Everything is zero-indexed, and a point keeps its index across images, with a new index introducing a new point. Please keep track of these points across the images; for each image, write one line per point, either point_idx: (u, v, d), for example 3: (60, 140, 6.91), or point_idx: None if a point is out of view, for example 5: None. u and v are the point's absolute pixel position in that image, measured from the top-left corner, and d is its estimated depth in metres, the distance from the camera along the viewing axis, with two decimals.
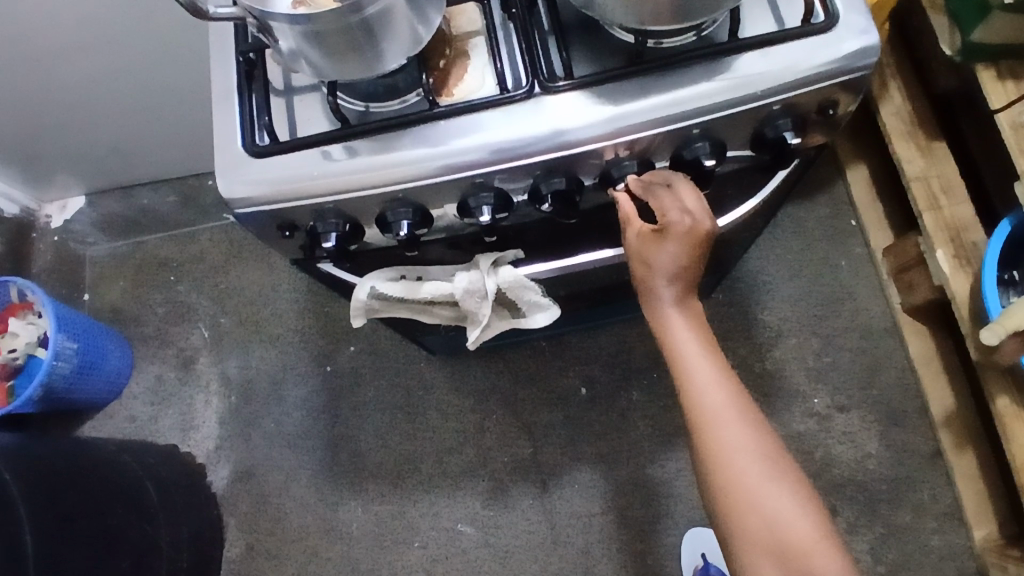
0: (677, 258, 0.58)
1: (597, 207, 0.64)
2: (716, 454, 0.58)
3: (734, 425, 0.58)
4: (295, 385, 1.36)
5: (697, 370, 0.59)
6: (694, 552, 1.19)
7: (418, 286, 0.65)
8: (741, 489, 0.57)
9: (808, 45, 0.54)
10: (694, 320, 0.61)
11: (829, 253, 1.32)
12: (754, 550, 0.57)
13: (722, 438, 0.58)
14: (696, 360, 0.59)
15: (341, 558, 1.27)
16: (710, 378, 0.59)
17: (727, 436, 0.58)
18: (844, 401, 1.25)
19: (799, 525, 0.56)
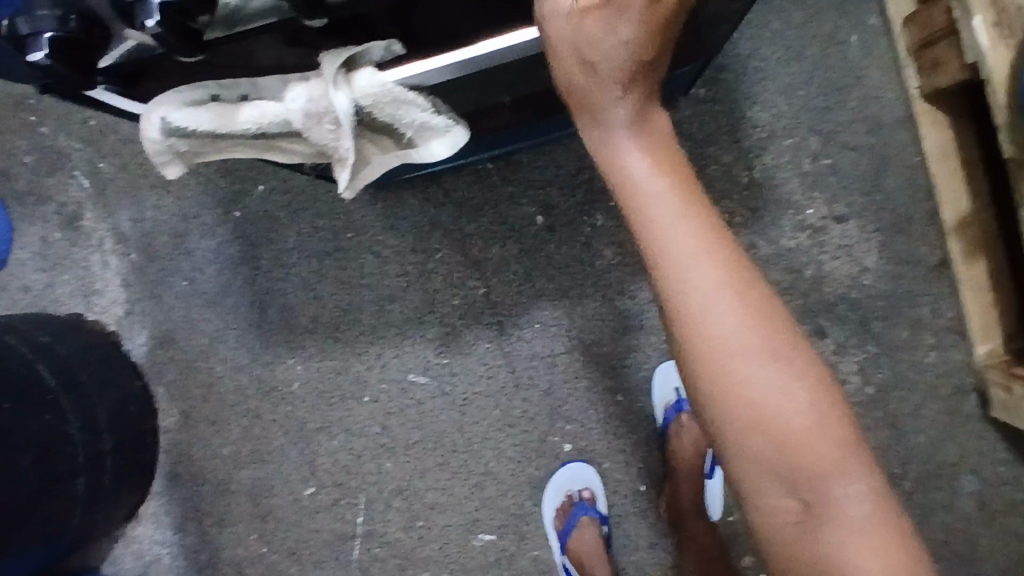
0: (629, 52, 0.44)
1: None
2: (681, 313, 0.48)
3: (713, 287, 0.48)
4: (203, 236, 1.16)
5: (655, 207, 0.49)
6: (667, 388, 1.10)
7: (234, 112, 0.44)
8: (734, 374, 0.48)
9: None
10: (653, 146, 0.50)
11: (836, 27, 1.05)
12: (740, 436, 0.49)
13: (688, 294, 0.48)
14: (654, 196, 0.49)
15: (287, 418, 1.16)
16: (683, 227, 0.49)
17: (694, 290, 0.48)
18: (843, 210, 1.07)
19: (780, 392, 0.48)
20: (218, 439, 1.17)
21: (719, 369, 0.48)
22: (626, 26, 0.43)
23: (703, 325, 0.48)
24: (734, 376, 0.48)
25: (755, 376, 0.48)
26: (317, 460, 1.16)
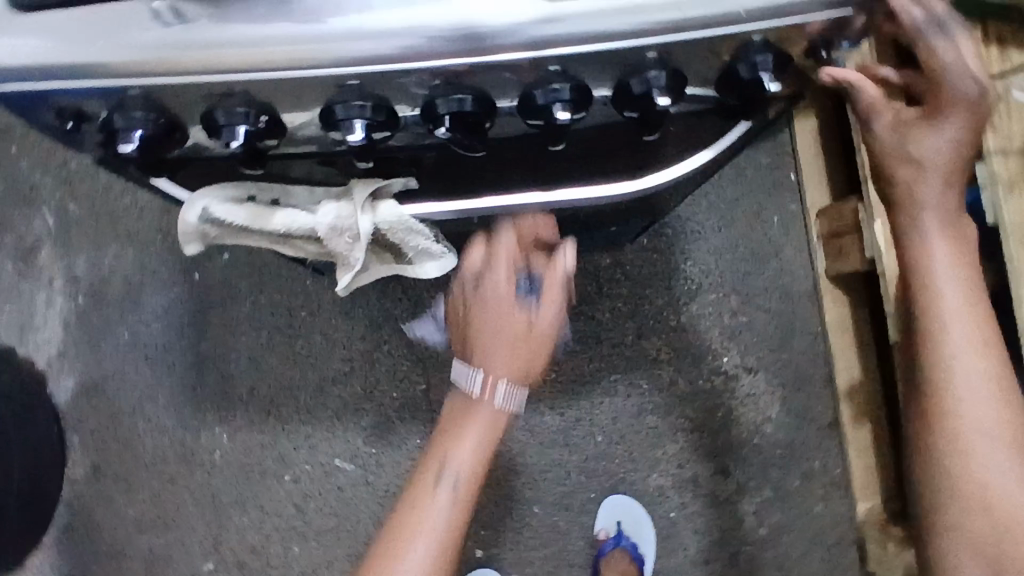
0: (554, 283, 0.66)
1: (505, 137, 0.51)
2: (949, 392, 0.61)
3: (977, 379, 0.60)
4: (156, 291, 1.18)
5: (948, 300, 0.58)
6: (610, 519, 1.16)
7: (269, 215, 0.50)
8: (965, 433, 0.61)
9: None
10: (959, 243, 0.57)
11: (763, 206, 1.23)
12: (963, 502, 0.62)
13: (960, 380, 0.60)
14: (953, 293, 0.57)
15: (202, 486, 1.15)
16: (969, 331, 0.59)
17: (965, 378, 0.60)
18: (753, 363, 1.20)
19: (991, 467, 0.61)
20: (125, 498, 1.14)
21: (960, 434, 0.61)
22: (935, 171, 0.53)
23: (955, 406, 0.61)
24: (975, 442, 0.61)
25: (986, 439, 0.61)
26: (225, 534, 1.14)
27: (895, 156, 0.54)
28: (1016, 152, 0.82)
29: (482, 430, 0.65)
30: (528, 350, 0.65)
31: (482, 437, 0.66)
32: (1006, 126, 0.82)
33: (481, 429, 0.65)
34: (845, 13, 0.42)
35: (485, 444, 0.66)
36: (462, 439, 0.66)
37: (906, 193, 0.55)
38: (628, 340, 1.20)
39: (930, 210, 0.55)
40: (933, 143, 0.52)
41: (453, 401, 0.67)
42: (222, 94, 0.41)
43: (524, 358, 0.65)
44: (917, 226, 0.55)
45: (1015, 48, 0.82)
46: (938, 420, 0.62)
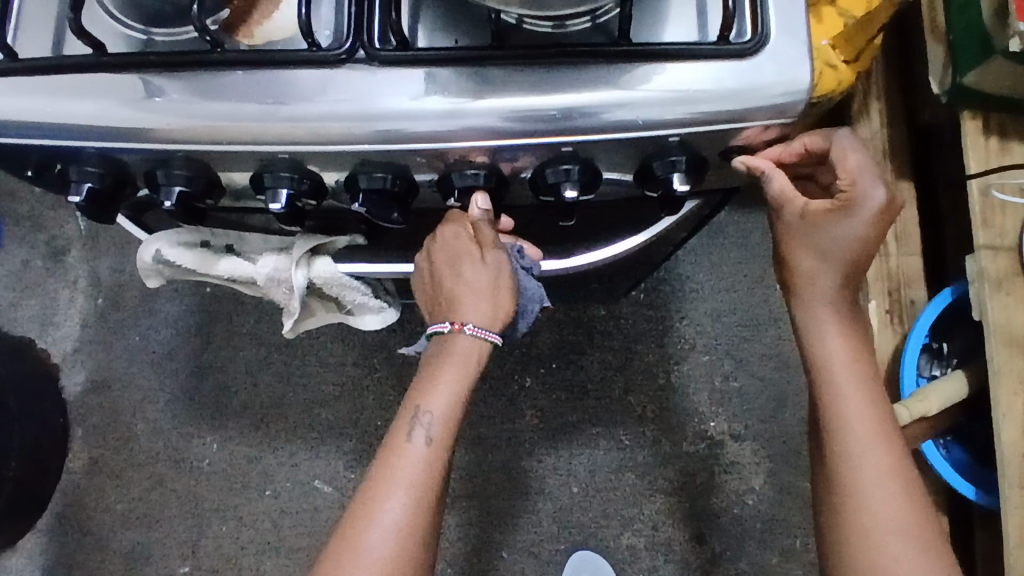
0: (478, 286, 0.54)
1: (436, 202, 0.53)
2: (844, 484, 0.57)
3: (875, 477, 0.56)
4: (169, 299, 1.24)
5: (838, 384, 0.57)
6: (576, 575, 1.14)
7: (215, 262, 0.55)
8: (870, 528, 0.56)
9: (715, 72, 0.42)
10: (850, 331, 0.58)
11: (766, 271, 1.21)
12: None
13: (855, 472, 0.57)
14: (843, 376, 0.57)
15: (187, 491, 1.20)
16: (864, 420, 0.57)
17: (860, 470, 0.56)
18: (740, 431, 1.18)
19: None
20: (115, 494, 1.20)
21: (865, 528, 0.56)
22: (834, 260, 0.56)
23: (854, 503, 0.56)
24: (880, 540, 0.55)
25: (892, 530, 0.55)
26: (201, 541, 1.18)
27: (798, 242, 0.57)
28: (1007, 249, 0.80)
29: (420, 471, 0.54)
30: (471, 363, 0.55)
31: (417, 483, 0.54)
32: (999, 222, 0.80)
33: (416, 469, 0.54)
34: (750, 124, 0.44)
35: (424, 491, 0.54)
36: (395, 487, 0.54)
37: (803, 279, 0.57)
38: (615, 393, 1.20)
39: (819, 297, 0.58)
40: (834, 230, 0.55)
41: (388, 439, 0.56)
42: (163, 159, 0.47)
43: (466, 378, 0.55)
44: (808, 314, 0.58)
45: (1016, 140, 0.81)
46: (838, 517, 0.57)
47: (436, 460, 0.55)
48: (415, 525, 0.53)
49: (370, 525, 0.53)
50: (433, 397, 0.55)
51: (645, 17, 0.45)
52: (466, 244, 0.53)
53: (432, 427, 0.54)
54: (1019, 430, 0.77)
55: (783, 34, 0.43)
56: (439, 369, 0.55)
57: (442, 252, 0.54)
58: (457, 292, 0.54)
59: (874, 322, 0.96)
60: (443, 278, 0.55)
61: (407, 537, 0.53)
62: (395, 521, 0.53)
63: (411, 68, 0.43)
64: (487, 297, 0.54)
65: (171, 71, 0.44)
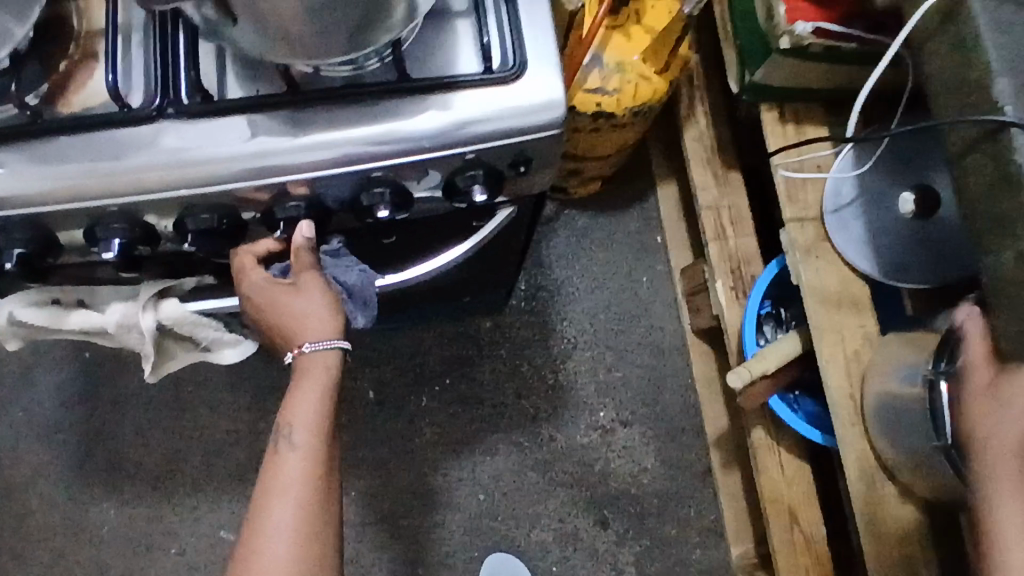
0: (308, 308, 0.56)
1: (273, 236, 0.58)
2: None
3: None
4: (46, 368, 1.21)
5: None
6: None
7: (64, 317, 0.57)
8: None
9: (487, 96, 0.49)
10: None
11: (632, 267, 1.31)
12: None
13: None
14: None
15: (86, 563, 1.16)
16: None
17: None
18: (628, 416, 1.26)
19: None
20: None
21: None
22: None
23: None
24: None
25: None
26: None
27: None
28: (811, 220, 0.90)
29: (300, 477, 0.53)
30: (330, 371, 0.56)
31: (299, 489, 0.53)
32: (803, 197, 0.91)
33: (295, 477, 0.53)
34: (526, 138, 0.50)
35: (309, 496, 0.53)
36: (278, 500, 0.52)
37: None
38: (509, 399, 1.26)
39: None
40: None
41: (266, 460, 0.55)
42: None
43: (327, 383, 0.56)
44: None
45: (809, 125, 0.93)
46: None
47: (311, 464, 0.54)
48: (306, 523, 0.52)
49: (262, 539, 0.51)
50: (293, 406, 0.55)
51: (432, 56, 0.51)
52: (266, 292, 0.55)
53: (298, 434, 0.54)
54: (843, 377, 0.86)
55: (540, 58, 0.50)
56: (296, 387, 0.55)
57: (255, 305, 0.56)
58: (282, 328, 0.56)
59: (722, 301, 1.06)
60: (268, 323, 0.57)
61: (301, 541, 0.52)
62: (285, 528, 0.52)
63: (221, 117, 0.48)
64: (313, 319, 0.56)
65: None
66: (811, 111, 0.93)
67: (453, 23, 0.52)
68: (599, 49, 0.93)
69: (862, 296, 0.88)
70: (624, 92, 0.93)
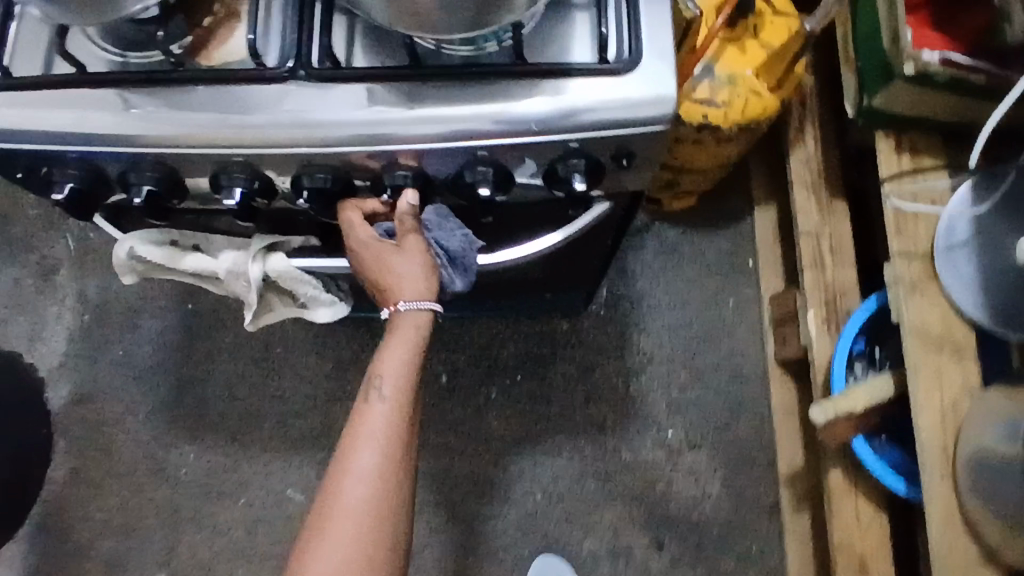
0: (410, 269, 0.57)
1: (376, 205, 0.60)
2: None
3: None
4: (152, 315, 1.30)
5: None
6: None
7: (181, 258, 0.61)
8: None
9: (598, 86, 0.50)
10: None
11: (719, 287, 1.28)
12: None
13: None
14: None
15: (164, 500, 1.24)
16: None
17: None
18: (697, 439, 1.23)
19: None
20: (95, 504, 1.24)
21: None
22: None
23: None
24: None
25: None
26: (177, 548, 1.22)
27: None
28: (919, 255, 0.85)
29: (385, 428, 0.57)
30: (420, 331, 0.58)
31: (384, 438, 0.57)
32: (911, 230, 0.86)
33: (380, 426, 0.57)
34: (631, 131, 0.51)
35: (391, 446, 0.57)
36: (364, 445, 0.57)
37: None
38: (577, 404, 1.25)
39: None
40: None
41: (355, 405, 0.59)
42: (135, 163, 0.54)
43: (417, 343, 0.58)
44: None
45: (926, 156, 0.88)
46: None
47: (396, 417, 0.58)
48: (386, 470, 0.57)
49: (345, 477, 0.56)
50: (383, 361, 0.58)
51: (549, 42, 0.53)
52: (370, 247, 0.56)
53: (385, 388, 0.58)
54: (936, 422, 0.81)
55: (655, 54, 0.50)
56: (388, 343, 0.58)
57: (360, 257, 0.57)
58: (382, 283, 0.58)
59: (812, 330, 1.02)
60: (370, 275, 0.58)
61: (380, 485, 0.56)
62: (366, 471, 0.56)
63: (347, 84, 0.51)
64: (411, 281, 0.57)
65: (142, 88, 0.51)
66: (931, 142, 0.88)
67: (571, 14, 0.53)
68: (712, 61, 0.91)
69: (966, 340, 0.83)
70: (734, 107, 0.91)
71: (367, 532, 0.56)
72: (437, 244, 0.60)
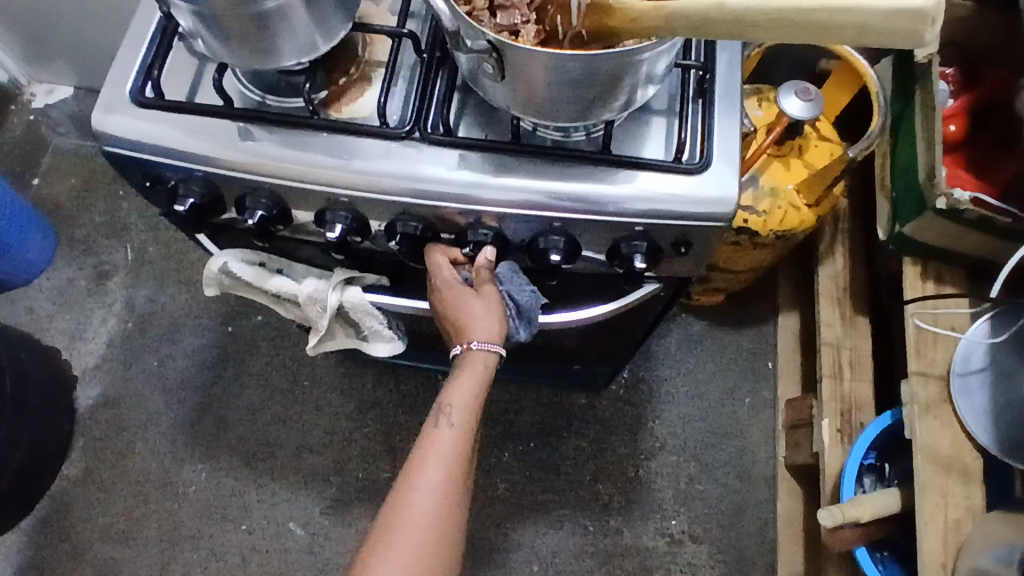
0: (484, 313, 0.63)
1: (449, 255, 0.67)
2: None
3: None
4: (191, 331, 1.36)
5: None
6: None
7: (268, 278, 0.68)
8: None
9: (671, 181, 0.56)
10: None
11: (736, 385, 1.32)
12: None
13: None
14: None
15: (168, 514, 1.25)
16: None
17: None
18: (699, 532, 1.24)
19: None
20: (100, 507, 1.26)
21: None
22: None
23: None
24: None
25: None
26: (171, 565, 1.23)
27: None
28: (936, 377, 0.90)
29: (452, 450, 0.65)
30: (486, 369, 0.65)
31: (450, 458, 0.65)
32: (930, 353, 0.91)
33: (448, 448, 0.65)
34: (694, 222, 0.57)
35: (456, 466, 0.65)
36: (432, 463, 0.64)
37: None
38: (585, 479, 1.27)
39: None
40: None
41: (423, 428, 0.67)
42: (252, 189, 0.61)
43: (484, 379, 0.66)
44: None
45: (951, 287, 0.94)
46: None
47: (462, 441, 0.65)
48: (448, 489, 0.64)
49: (412, 492, 0.63)
50: (453, 392, 0.65)
51: (631, 139, 0.60)
52: (451, 289, 0.63)
53: (454, 416, 0.65)
54: (939, 541, 0.83)
55: (722, 161, 0.57)
56: (459, 376, 0.66)
57: (441, 297, 0.64)
58: (456, 323, 0.64)
59: (825, 438, 1.05)
60: (447, 315, 0.65)
61: (445, 500, 0.63)
62: (433, 487, 0.63)
63: (450, 148, 0.58)
64: (484, 324, 0.64)
65: (273, 126, 0.59)
66: (955, 273, 0.94)
67: (653, 117, 0.61)
68: (758, 172, 0.99)
69: (975, 466, 0.86)
70: (772, 216, 0.98)
71: (430, 542, 0.62)
72: (509, 297, 0.65)
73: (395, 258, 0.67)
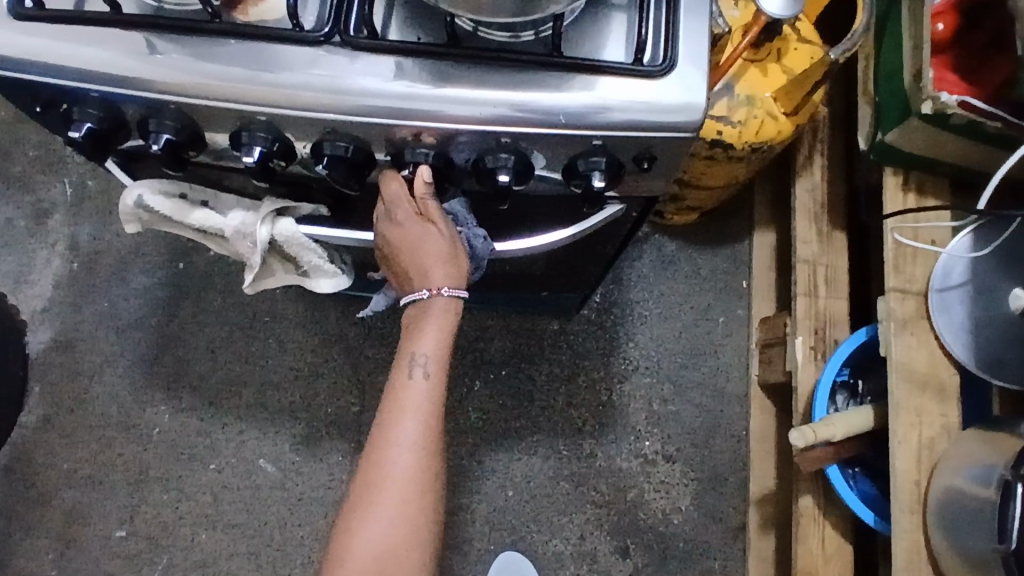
0: (442, 247, 0.60)
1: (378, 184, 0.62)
2: None
3: None
4: (142, 270, 1.29)
5: None
6: None
7: (190, 212, 0.64)
8: None
9: (631, 85, 0.50)
10: None
11: (710, 305, 1.29)
12: None
13: None
14: None
15: (133, 457, 1.22)
16: None
17: None
18: (673, 452, 1.24)
19: None
20: (63, 454, 1.22)
21: None
22: None
23: None
24: None
25: None
26: (141, 507, 1.21)
27: None
28: (914, 294, 0.87)
29: (426, 399, 0.65)
30: (452, 315, 0.64)
31: (425, 409, 0.65)
32: (910, 269, 0.87)
33: (422, 399, 0.64)
34: (658, 134, 0.51)
35: (431, 416, 0.65)
36: (407, 415, 0.64)
37: None
38: (558, 405, 1.25)
39: None
40: None
41: (393, 379, 0.66)
42: (156, 109, 0.53)
43: (453, 325, 0.65)
44: None
45: (930, 198, 0.90)
46: None
47: (436, 391, 0.65)
48: (427, 439, 0.64)
49: (390, 447, 0.63)
50: (423, 341, 0.64)
51: (587, 40, 0.53)
52: (419, 225, 0.59)
53: (427, 365, 0.64)
54: (912, 458, 0.82)
55: (687, 62, 0.51)
56: (426, 324, 0.64)
57: (404, 235, 0.60)
58: (423, 266, 0.61)
59: (798, 357, 1.03)
60: (410, 254, 0.61)
61: (424, 450, 0.64)
62: (410, 440, 0.64)
63: (379, 55, 0.50)
64: (449, 264, 0.61)
65: (174, 35, 0.51)
66: (936, 183, 0.90)
67: (611, 13, 0.54)
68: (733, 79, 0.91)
69: (951, 382, 0.84)
70: (748, 127, 0.91)
71: (414, 494, 0.64)
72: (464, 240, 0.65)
73: (329, 184, 0.61)
